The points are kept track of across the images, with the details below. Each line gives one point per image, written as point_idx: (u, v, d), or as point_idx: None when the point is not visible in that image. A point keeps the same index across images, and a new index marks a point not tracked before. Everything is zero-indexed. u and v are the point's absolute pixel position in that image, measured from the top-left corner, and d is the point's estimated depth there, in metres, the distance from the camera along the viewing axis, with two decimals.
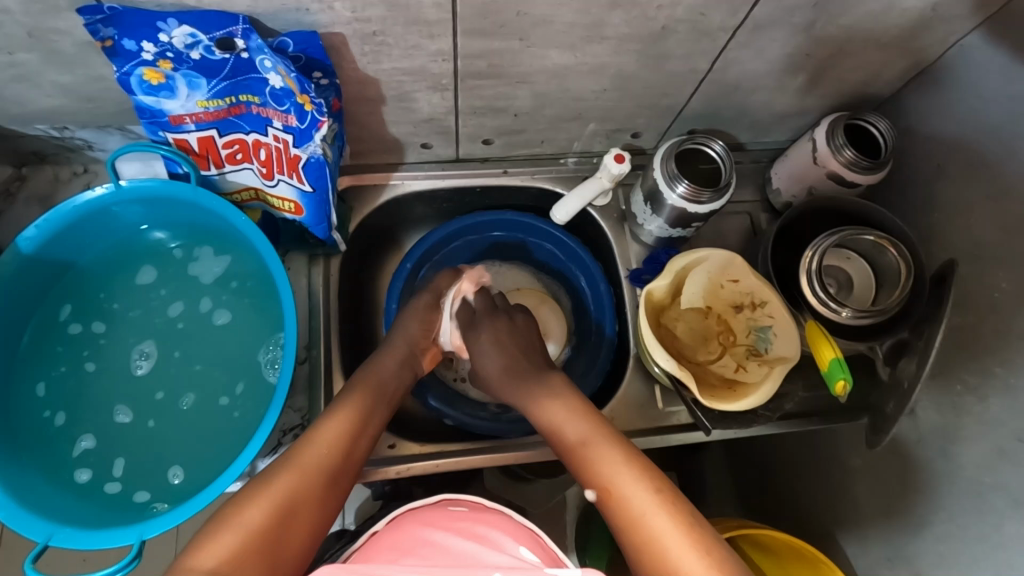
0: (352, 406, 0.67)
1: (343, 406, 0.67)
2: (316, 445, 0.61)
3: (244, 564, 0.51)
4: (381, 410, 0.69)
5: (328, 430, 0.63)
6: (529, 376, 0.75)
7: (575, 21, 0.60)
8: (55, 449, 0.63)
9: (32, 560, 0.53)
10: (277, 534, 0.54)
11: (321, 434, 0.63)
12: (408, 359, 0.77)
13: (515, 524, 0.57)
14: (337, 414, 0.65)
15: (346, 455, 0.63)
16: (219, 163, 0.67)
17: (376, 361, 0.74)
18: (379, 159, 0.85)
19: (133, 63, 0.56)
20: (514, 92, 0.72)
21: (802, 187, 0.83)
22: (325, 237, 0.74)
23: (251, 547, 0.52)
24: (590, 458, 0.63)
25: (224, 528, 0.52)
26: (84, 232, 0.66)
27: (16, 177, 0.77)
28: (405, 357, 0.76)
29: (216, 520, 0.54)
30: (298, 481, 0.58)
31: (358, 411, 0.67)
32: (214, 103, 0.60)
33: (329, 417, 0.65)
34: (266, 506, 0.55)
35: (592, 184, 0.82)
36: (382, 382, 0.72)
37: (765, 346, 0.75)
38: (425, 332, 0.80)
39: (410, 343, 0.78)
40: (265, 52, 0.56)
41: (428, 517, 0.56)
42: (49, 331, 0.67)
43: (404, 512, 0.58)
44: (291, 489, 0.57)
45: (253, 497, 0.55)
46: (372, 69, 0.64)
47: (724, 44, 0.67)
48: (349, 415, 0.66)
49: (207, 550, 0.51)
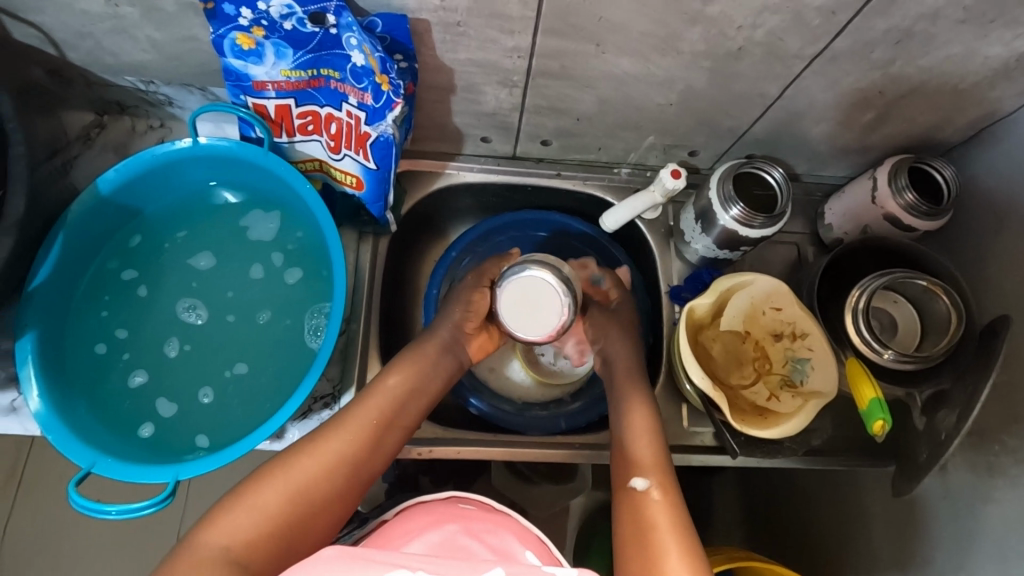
0: (383, 397, 0.68)
1: (376, 395, 0.67)
2: (341, 435, 0.62)
3: (255, 552, 0.52)
4: (415, 402, 0.70)
5: (356, 419, 0.64)
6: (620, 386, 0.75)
7: (653, 32, 0.61)
8: (106, 383, 0.65)
9: (74, 484, 0.55)
10: (289, 527, 0.55)
11: (350, 421, 0.64)
12: (450, 346, 0.78)
13: (522, 528, 0.57)
14: (373, 401, 0.67)
15: (372, 451, 0.64)
16: (291, 132, 0.70)
17: (420, 345, 0.76)
18: (438, 147, 0.87)
19: (228, 27, 0.59)
20: (579, 96, 0.73)
21: (855, 224, 0.83)
22: (379, 215, 0.76)
23: (265, 529, 0.54)
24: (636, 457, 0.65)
25: (239, 507, 0.54)
26: (156, 182, 0.69)
27: (97, 124, 0.81)
28: (447, 344, 0.78)
29: (235, 494, 0.56)
30: (322, 468, 0.59)
31: (389, 408, 0.67)
32: (297, 74, 0.63)
33: (360, 405, 0.66)
34: (283, 491, 0.56)
35: (643, 196, 0.83)
36: (421, 368, 0.73)
37: (801, 378, 0.73)
38: (469, 316, 0.80)
39: (453, 329, 0.79)
40: (353, 30, 0.58)
41: (439, 509, 0.57)
42: (112, 269, 0.70)
43: (414, 504, 0.59)
44: (308, 480, 0.58)
45: (271, 480, 0.57)
46: (449, 58, 0.66)
47: (798, 71, 0.67)
48: (381, 405, 0.67)
49: (220, 526, 0.53)
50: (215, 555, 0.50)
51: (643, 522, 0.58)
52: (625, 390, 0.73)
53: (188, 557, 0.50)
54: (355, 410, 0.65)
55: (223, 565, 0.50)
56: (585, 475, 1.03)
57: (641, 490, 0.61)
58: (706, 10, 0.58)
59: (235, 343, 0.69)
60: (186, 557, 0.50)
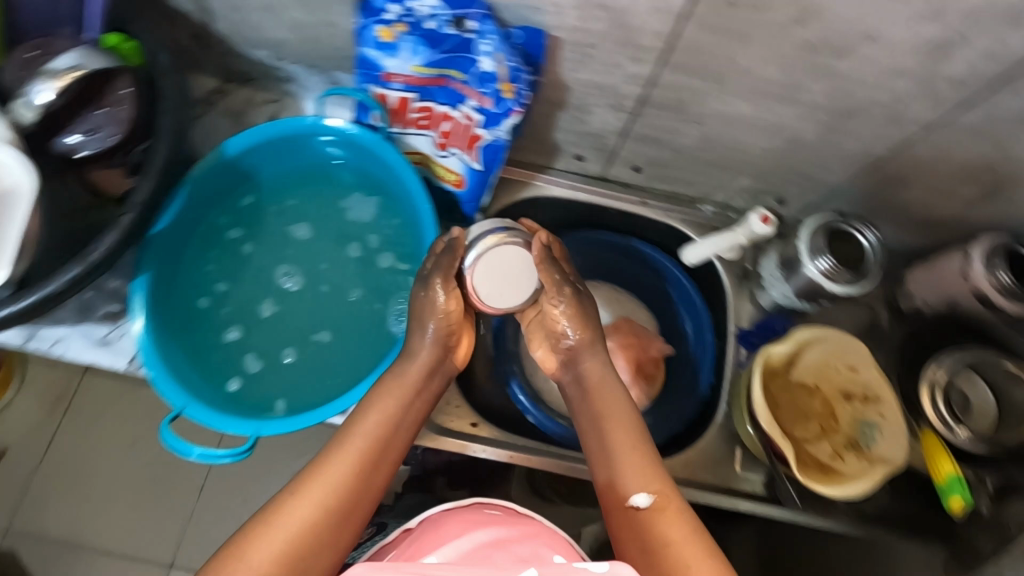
0: (377, 419, 0.60)
1: (368, 417, 0.60)
2: (339, 463, 0.56)
3: None
4: (404, 425, 0.62)
5: (351, 444, 0.58)
6: (585, 398, 0.67)
7: (777, 80, 0.62)
8: (201, 332, 0.69)
9: (167, 422, 0.58)
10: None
11: (343, 449, 0.57)
12: (444, 344, 0.67)
13: (546, 530, 0.57)
14: (371, 412, 0.61)
15: (369, 474, 0.57)
16: (404, 123, 0.73)
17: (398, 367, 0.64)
18: (531, 159, 0.89)
19: (374, 19, 0.63)
20: (685, 130, 0.74)
21: (939, 297, 0.82)
22: (470, 214, 0.79)
23: None
24: (625, 468, 0.58)
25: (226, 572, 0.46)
26: (277, 151, 0.73)
27: (218, 90, 0.86)
28: (436, 360, 0.67)
29: (230, 544, 0.49)
30: (321, 498, 0.53)
31: (385, 429, 0.60)
32: (425, 71, 0.66)
33: (352, 427, 0.59)
34: (273, 547, 0.49)
35: (726, 236, 0.83)
36: (409, 385, 0.64)
37: (868, 443, 0.71)
38: (450, 329, 0.68)
39: (441, 347, 0.67)
40: (490, 38, 0.61)
41: (461, 518, 0.56)
42: (220, 226, 0.74)
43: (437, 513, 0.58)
44: (302, 529, 0.50)
45: (261, 535, 0.49)
46: (569, 76, 0.68)
47: (912, 137, 0.67)
48: (375, 426, 0.60)
49: None
50: None
51: (650, 539, 0.52)
52: (607, 417, 0.63)
53: None
54: (346, 435, 0.58)
55: None
56: None
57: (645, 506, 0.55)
58: (837, 65, 0.59)
59: (321, 315, 0.72)
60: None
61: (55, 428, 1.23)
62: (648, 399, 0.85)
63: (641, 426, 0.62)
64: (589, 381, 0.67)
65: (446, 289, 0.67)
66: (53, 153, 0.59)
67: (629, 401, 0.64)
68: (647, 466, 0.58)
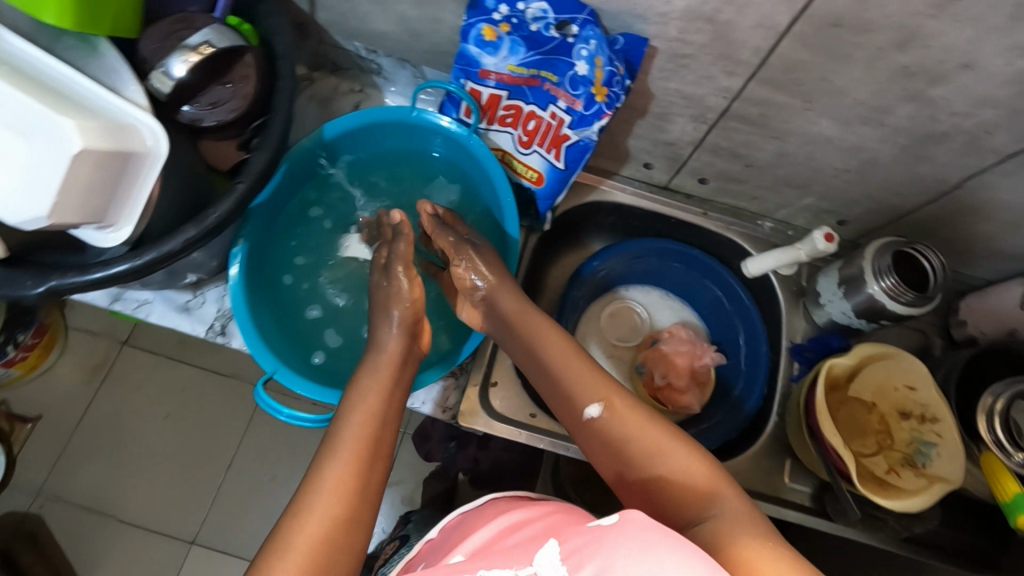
0: (365, 409, 0.55)
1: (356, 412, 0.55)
2: (329, 457, 0.51)
3: None
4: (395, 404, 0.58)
5: (344, 438, 0.53)
6: (506, 337, 0.68)
7: (866, 101, 0.65)
8: (285, 304, 0.72)
9: (262, 383, 0.61)
10: None
11: (336, 448, 0.51)
12: (410, 325, 0.66)
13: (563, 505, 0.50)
14: (369, 374, 0.60)
15: (375, 450, 0.53)
16: (490, 120, 0.76)
17: (371, 363, 0.61)
18: (601, 164, 0.92)
19: (481, 18, 0.66)
20: (763, 144, 0.76)
21: (996, 326, 0.83)
22: (543, 212, 0.82)
23: None
24: (573, 400, 0.58)
25: None
26: (370, 139, 0.77)
27: (307, 77, 0.90)
28: (409, 330, 0.66)
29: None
30: (325, 512, 0.47)
31: (373, 413, 0.55)
32: (520, 70, 0.70)
33: (342, 421, 0.54)
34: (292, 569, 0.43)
35: (787, 252, 0.86)
36: (393, 366, 0.61)
37: (924, 461, 0.72)
38: (410, 312, 0.67)
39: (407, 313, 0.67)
40: (590, 43, 0.64)
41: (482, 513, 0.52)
42: (309, 204, 0.77)
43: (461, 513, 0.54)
44: (315, 541, 0.45)
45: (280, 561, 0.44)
46: (658, 85, 0.71)
47: (989, 166, 0.69)
48: (364, 415, 0.55)
49: None
50: None
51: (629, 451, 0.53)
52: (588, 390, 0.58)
53: None
54: (335, 432, 0.53)
55: None
56: None
57: (600, 416, 0.56)
58: (929, 91, 0.61)
59: None
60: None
61: (94, 393, 1.26)
62: (699, 403, 0.89)
63: (579, 345, 0.63)
64: (504, 311, 0.68)
65: (409, 276, 0.70)
66: (181, 121, 0.62)
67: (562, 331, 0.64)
68: (612, 387, 0.57)
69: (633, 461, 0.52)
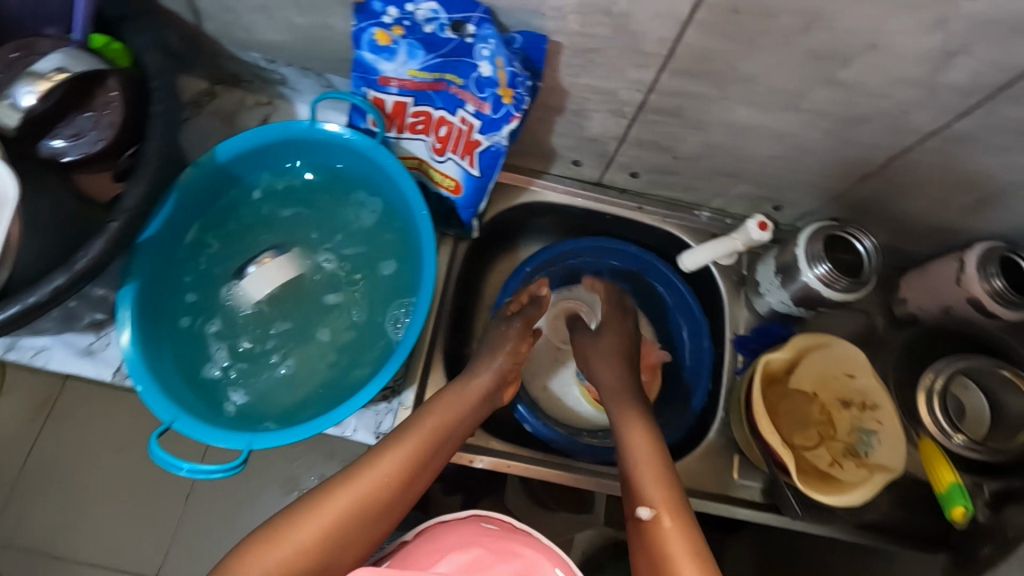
0: (413, 445, 0.66)
1: (406, 441, 0.66)
2: (377, 470, 0.63)
3: None
4: (443, 452, 0.68)
5: (391, 457, 0.64)
6: (617, 407, 0.76)
7: (780, 87, 0.62)
8: (193, 342, 0.67)
9: (156, 436, 0.56)
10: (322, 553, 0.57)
11: (383, 461, 0.64)
12: (496, 382, 0.76)
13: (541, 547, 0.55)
14: (415, 432, 0.67)
15: (405, 486, 0.63)
16: (400, 128, 0.72)
17: (434, 402, 0.71)
18: (528, 163, 0.88)
19: (371, 22, 0.61)
20: (686, 136, 0.73)
21: (934, 304, 0.82)
22: (466, 220, 0.78)
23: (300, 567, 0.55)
24: (637, 478, 0.66)
25: (276, 548, 0.55)
26: (268, 154, 0.71)
27: (208, 92, 0.84)
28: (491, 386, 0.75)
29: (278, 520, 0.58)
30: (354, 503, 0.60)
31: (418, 451, 0.66)
32: (422, 75, 0.65)
33: (393, 448, 0.65)
34: (317, 528, 0.57)
35: (724, 243, 0.83)
36: (453, 422, 0.70)
37: (865, 449, 0.71)
38: (511, 363, 0.77)
39: (498, 377, 0.76)
40: (489, 42, 0.60)
41: (461, 532, 0.57)
42: (216, 227, 0.72)
43: (435, 524, 0.58)
44: (343, 515, 0.59)
45: (314, 513, 0.59)
46: (569, 81, 0.68)
47: (911, 145, 0.67)
48: (412, 450, 0.65)
49: (257, 562, 0.55)
50: None
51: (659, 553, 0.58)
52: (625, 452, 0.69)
53: None
54: (386, 456, 0.64)
55: None
56: (601, 509, 0.99)
57: (647, 520, 0.61)
58: (840, 73, 0.58)
59: (331, 323, 0.70)
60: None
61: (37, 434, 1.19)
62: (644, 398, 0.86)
63: (666, 455, 0.68)
64: (601, 382, 0.81)
65: (508, 332, 0.80)
66: (39, 155, 0.58)
67: (658, 438, 0.70)
68: (659, 482, 0.64)
69: (652, 559, 0.59)
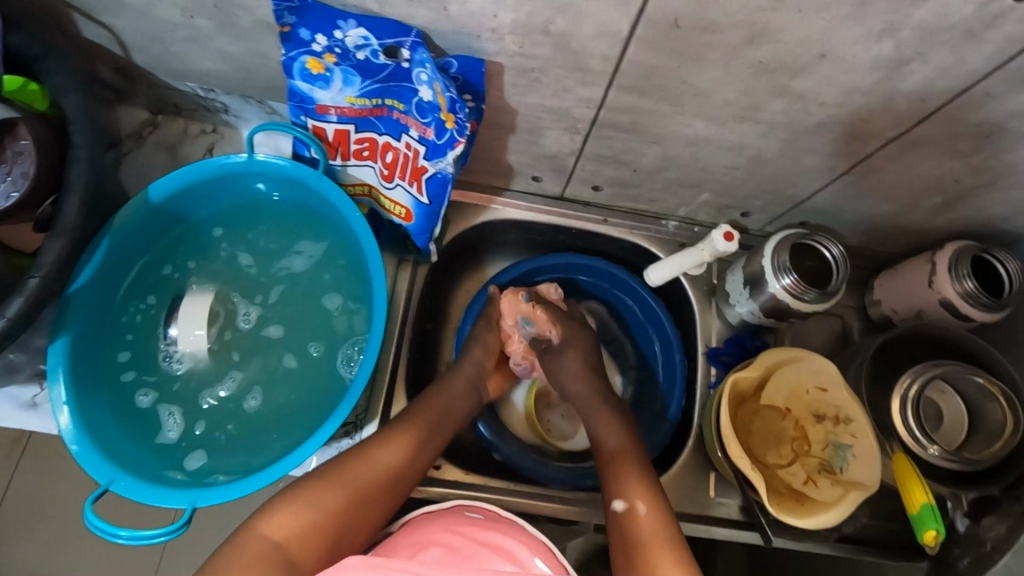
0: (419, 421, 0.68)
1: (413, 418, 0.68)
2: (388, 445, 0.63)
3: (306, 545, 0.53)
4: (444, 436, 0.70)
5: (400, 434, 0.65)
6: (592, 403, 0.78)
7: (733, 100, 0.59)
8: (131, 394, 0.65)
9: (91, 502, 0.54)
10: (340, 524, 0.56)
11: (394, 434, 0.65)
12: (474, 382, 0.78)
13: (525, 536, 0.59)
14: (416, 415, 0.68)
15: (413, 463, 0.64)
16: (345, 155, 0.69)
17: (447, 381, 0.75)
18: (488, 181, 0.85)
19: (301, 50, 0.58)
20: (644, 150, 0.71)
21: (908, 306, 0.80)
22: (422, 246, 0.75)
23: (316, 530, 0.54)
24: (613, 468, 0.69)
25: (295, 504, 0.55)
26: (203, 192, 0.68)
27: (151, 122, 0.81)
28: (472, 379, 0.78)
29: (290, 491, 0.57)
30: (365, 474, 0.60)
31: (425, 428, 0.68)
32: (361, 101, 0.63)
33: (402, 422, 0.67)
34: (335, 492, 0.57)
35: (691, 254, 0.80)
36: (454, 405, 0.73)
37: (841, 465, 0.69)
38: (489, 355, 0.80)
39: (477, 367, 0.79)
40: (426, 66, 0.57)
41: (445, 520, 0.59)
42: (155, 271, 0.69)
43: (420, 515, 0.60)
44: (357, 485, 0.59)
45: (327, 481, 0.58)
46: (517, 101, 0.65)
47: (873, 151, 0.65)
48: (420, 428, 0.67)
49: (276, 520, 0.54)
50: (272, 549, 0.52)
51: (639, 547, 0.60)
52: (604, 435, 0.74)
53: (245, 546, 0.51)
54: (394, 429, 0.66)
55: (274, 562, 0.51)
56: None
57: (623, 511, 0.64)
58: (793, 84, 0.56)
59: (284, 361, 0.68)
60: (242, 545, 0.52)
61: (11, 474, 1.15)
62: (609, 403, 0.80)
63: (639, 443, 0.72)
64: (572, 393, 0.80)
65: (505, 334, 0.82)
66: None
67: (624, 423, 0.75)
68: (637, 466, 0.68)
69: (627, 546, 0.61)
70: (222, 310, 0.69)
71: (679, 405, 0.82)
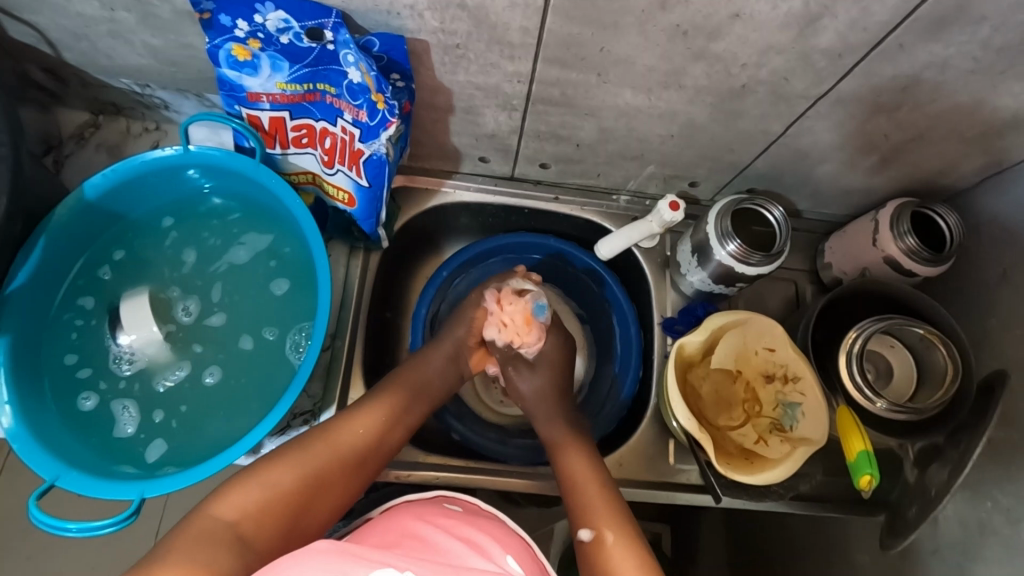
0: (388, 401, 0.68)
1: (381, 398, 0.68)
2: (352, 426, 0.64)
3: (260, 526, 0.54)
4: (413, 416, 0.70)
5: (367, 414, 0.65)
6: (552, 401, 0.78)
7: (656, 66, 0.60)
8: (77, 393, 0.65)
9: (36, 497, 0.54)
10: (297, 505, 0.57)
11: (359, 417, 0.65)
12: (454, 358, 0.77)
13: (506, 531, 0.58)
14: (383, 396, 0.68)
15: (377, 443, 0.65)
16: (284, 144, 0.69)
17: (421, 359, 0.75)
18: (435, 165, 0.85)
19: (224, 37, 0.58)
20: (580, 123, 0.71)
21: (854, 266, 0.81)
22: (371, 231, 0.75)
23: (271, 510, 0.55)
24: (576, 485, 0.66)
25: (251, 485, 0.55)
26: (139, 189, 0.68)
27: (91, 123, 0.80)
28: (452, 355, 0.77)
29: (245, 473, 0.57)
30: (328, 455, 0.60)
31: (394, 409, 0.68)
32: (292, 87, 0.62)
33: (370, 403, 0.67)
34: (293, 473, 0.58)
35: (640, 226, 0.81)
36: (426, 384, 0.73)
37: (790, 423, 0.71)
38: (472, 332, 0.79)
39: (456, 343, 0.77)
40: (350, 47, 0.57)
41: (423, 509, 0.58)
42: (96, 271, 0.70)
43: (400, 502, 0.60)
44: (318, 466, 0.59)
45: (285, 460, 0.58)
46: (448, 79, 0.65)
47: (802, 111, 0.66)
48: (386, 410, 0.67)
49: (230, 501, 0.54)
50: (223, 529, 0.51)
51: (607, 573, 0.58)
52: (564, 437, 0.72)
53: (195, 527, 0.51)
54: (360, 411, 0.66)
55: (226, 541, 0.51)
56: None
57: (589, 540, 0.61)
58: (711, 47, 0.57)
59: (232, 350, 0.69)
60: (192, 525, 0.51)
61: None
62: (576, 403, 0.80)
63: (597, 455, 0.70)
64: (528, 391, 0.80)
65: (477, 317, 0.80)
66: None
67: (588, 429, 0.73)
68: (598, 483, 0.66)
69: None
70: (163, 307, 0.69)
71: (633, 387, 0.83)
